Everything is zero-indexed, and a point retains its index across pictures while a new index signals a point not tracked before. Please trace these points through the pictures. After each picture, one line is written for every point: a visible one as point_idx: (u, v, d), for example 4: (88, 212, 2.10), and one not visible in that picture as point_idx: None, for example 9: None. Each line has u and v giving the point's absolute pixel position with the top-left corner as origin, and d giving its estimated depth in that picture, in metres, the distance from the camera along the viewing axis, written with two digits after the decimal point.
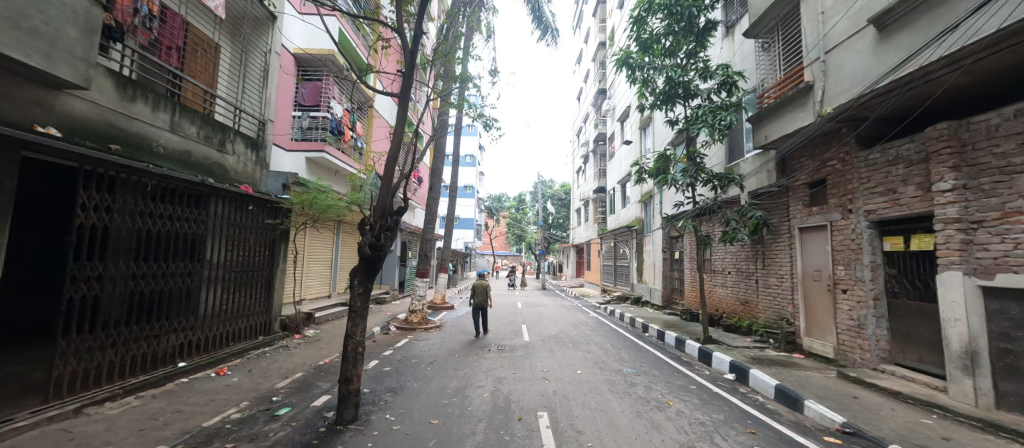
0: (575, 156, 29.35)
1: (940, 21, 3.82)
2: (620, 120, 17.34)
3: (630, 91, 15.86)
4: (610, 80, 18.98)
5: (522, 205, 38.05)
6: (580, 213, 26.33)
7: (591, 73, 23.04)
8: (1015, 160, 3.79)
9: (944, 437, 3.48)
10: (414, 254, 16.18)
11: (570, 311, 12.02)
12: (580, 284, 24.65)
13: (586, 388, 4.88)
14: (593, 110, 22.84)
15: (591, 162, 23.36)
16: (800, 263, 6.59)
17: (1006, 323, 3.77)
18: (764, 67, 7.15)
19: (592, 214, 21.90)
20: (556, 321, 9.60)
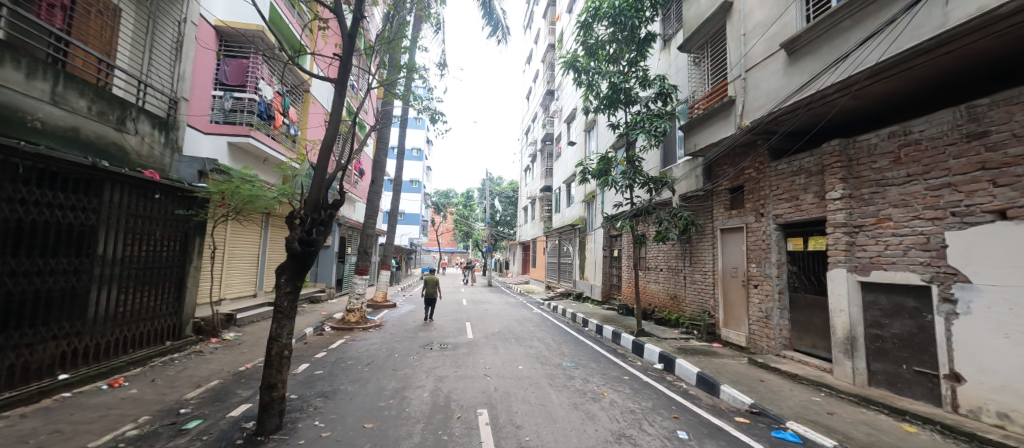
0: (524, 155, 29.72)
1: (835, 50, 4.41)
2: (567, 121, 17.83)
3: (577, 94, 16.41)
4: (558, 82, 19.50)
5: (471, 202, 37.81)
6: (527, 211, 26.76)
7: (540, 73, 23.43)
8: (888, 175, 4.50)
9: (829, 412, 4.05)
10: (355, 250, 15.34)
11: (515, 307, 12.18)
12: (526, 280, 25.06)
13: (527, 382, 4.97)
14: (541, 110, 23.27)
15: (538, 161, 23.83)
16: (721, 261, 7.25)
17: (878, 312, 4.49)
18: (694, 80, 7.74)
19: (538, 212, 22.37)
20: (499, 318, 9.64)
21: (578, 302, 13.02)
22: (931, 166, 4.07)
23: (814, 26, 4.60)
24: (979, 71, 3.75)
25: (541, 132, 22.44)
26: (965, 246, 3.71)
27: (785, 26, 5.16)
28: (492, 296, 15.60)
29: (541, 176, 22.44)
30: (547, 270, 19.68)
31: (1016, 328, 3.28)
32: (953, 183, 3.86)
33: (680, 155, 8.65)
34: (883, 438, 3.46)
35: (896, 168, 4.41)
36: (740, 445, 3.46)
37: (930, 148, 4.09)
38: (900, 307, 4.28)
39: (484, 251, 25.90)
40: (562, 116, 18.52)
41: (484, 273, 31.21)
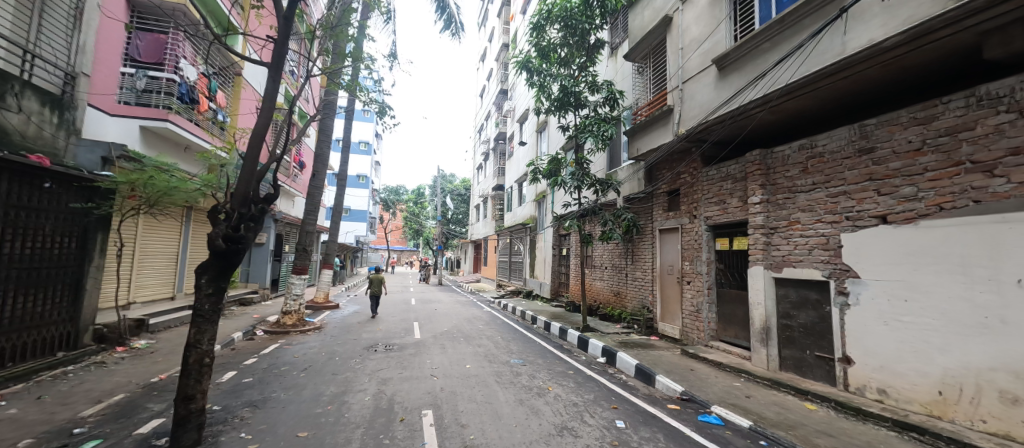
0: (476, 153, 29.59)
1: (756, 69, 4.90)
2: (519, 122, 18.04)
3: (529, 95, 16.64)
4: (511, 82, 19.64)
5: (423, 199, 36.94)
6: (479, 209, 26.71)
7: (494, 72, 23.53)
8: (797, 183, 5.08)
9: (747, 395, 4.50)
10: (293, 248, 14.33)
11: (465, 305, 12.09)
12: (476, 278, 24.99)
13: (474, 381, 4.97)
14: (495, 109, 23.33)
15: (491, 160, 23.85)
16: (659, 259, 7.72)
17: (789, 305, 5.05)
18: (638, 88, 8.17)
19: (490, 211, 22.41)
20: (448, 317, 9.52)
21: (528, 300, 13.24)
22: (831, 176, 4.66)
23: (740, 46, 5.06)
24: (868, 96, 4.39)
25: (494, 131, 22.48)
26: (855, 246, 4.30)
27: (716, 44, 5.62)
28: (442, 295, 15.37)
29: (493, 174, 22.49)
30: (498, 269, 19.78)
31: (892, 316, 3.91)
32: (847, 191, 4.46)
33: (625, 159, 9.08)
34: (790, 416, 3.93)
35: (805, 177, 4.97)
36: (672, 430, 3.73)
37: (830, 161, 4.69)
38: (805, 299, 4.85)
39: (435, 249, 25.37)
40: (515, 116, 18.69)
41: (435, 272, 30.67)
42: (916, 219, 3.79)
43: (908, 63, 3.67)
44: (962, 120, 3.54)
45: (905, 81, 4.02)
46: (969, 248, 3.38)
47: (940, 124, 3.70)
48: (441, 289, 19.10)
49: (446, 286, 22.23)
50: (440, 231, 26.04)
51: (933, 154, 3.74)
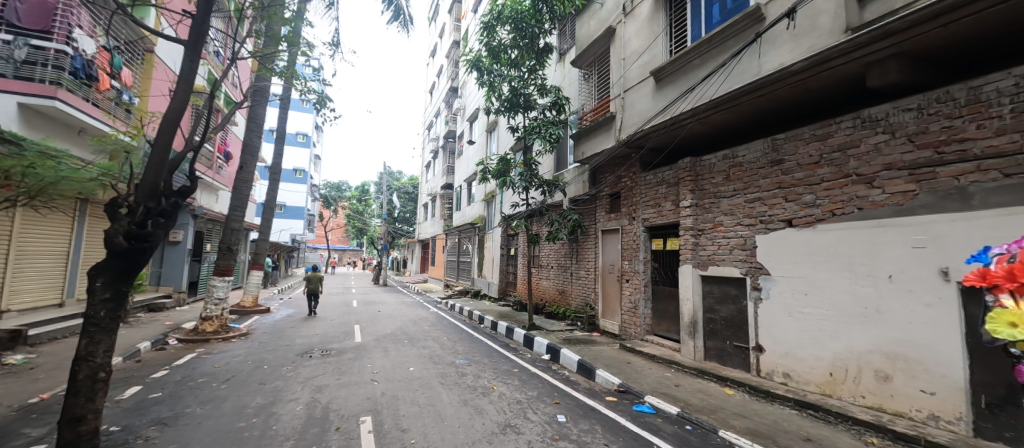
0: (424, 150, 28.89)
1: (688, 83, 5.31)
2: (469, 120, 17.90)
3: (480, 94, 16.61)
4: (462, 80, 19.47)
5: (369, 196, 35.33)
6: (427, 208, 26.11)
7: (444, 69, 23.13)
8: (720, 189, 5.57)
9: (676, 384, 4.87)
10: (215, 247, 12.96)
11: (411, 307, 11.75)
12: (423, 279, 24.42)
13: (418, 384, 4.85)
14: (444, 106, 22.96)
15: (440, 158, 23.42)
16: (601, 258, 8.08)
17: (713, 300, 5.54)
18: (583, 94, 8.48)
19: (439, 210, 22.01)
20: (392, 319, 9.20)
21: (475, 299, 13.19)
22: (748, 183, 5.18)
23: (674, 60, 5.46)
24: (779, 114, 4.96)
25: (444, 129, 22.14)
26: (766, 246, 4.83)
27: (653, 58, 6.00)
28: (387, 296, 14.82)
29: (442, 173, 22.14)
30: (445, 268, 19.52)
31: (795, 308, 4.45)
32: (761, 198, 4.98)
33: (571, 161, 9.37)
34: (712, 402, 4.32)
35: (727, 184, 5.47)
36: (609, 421, 3.92)
37: (748, 170, 5.21)
38: (726, 294, 5.35)
39: (380, 249, 24.36)
40: (465, 114, 18.56)
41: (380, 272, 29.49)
42: (814, 223, 4.35)
43: (810, 86, 4.22)
44: (850, 138, 4.15)
45: (807, 103, 4.62)
46: (854, 249, 3.96)
47: (834, 141, 4.29)
48: (387, 290, 18.39)
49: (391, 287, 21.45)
50: (386, 229, 25.09)
51: (829, 167, 4.32)
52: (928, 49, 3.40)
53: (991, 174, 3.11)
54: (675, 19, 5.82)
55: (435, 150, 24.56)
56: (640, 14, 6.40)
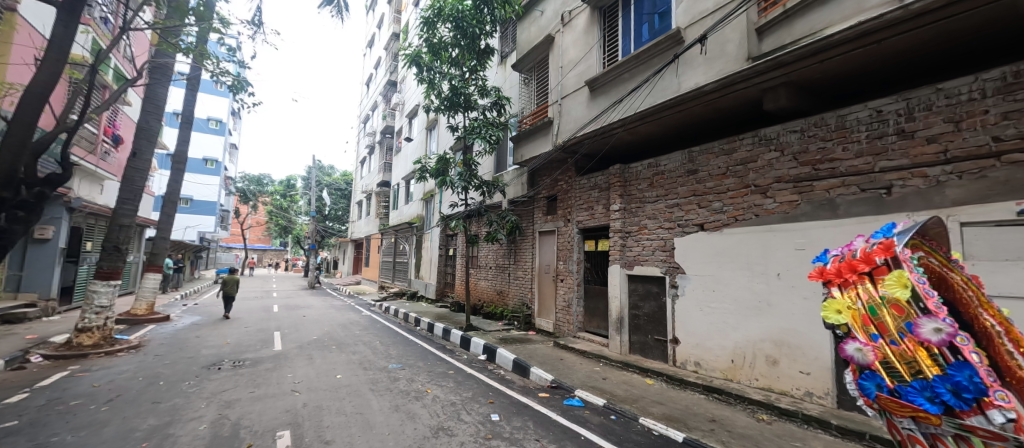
0: (360, 145, 27.36)
1: (619, 94, 5.69)
2: (408, 116, 17.31)
3: (420, 91, 16.18)
4: (401, 75, 18.80)
5: (297, 191, 32.63)
6: (362, 206, 24.76)
7: (383, 61, 22.16)
8: (645, 195, 6.02)
9: (604, 377, 5.18)
10: (97, 246, 11.02)
11: (340, 310, 11.05)
12: (357, 280, 23.13)
13: (345, 392, 4.58)
14: (383, 100, 21.98)
15: (377, 153, 22.36)
16: (538, 258, 8.29)
17: (637, 297, 5.98)
18: (523, 98, 8.64)
19: (375, 208, 21.00)
20: (318, 324, 8.58)
21: (411, 302, 12.80)
22: (668, 190, 5.66)
23: (607, 72, 5.80)
24: (694, 129, 5.52)
25: (381, 124, 21.20)
26: (683, 248, 5.31)
27: (588, 69, 6.33)
28: (314, 300, 13.81)
29: (378, 169, 21.16)
30: (380, 269, 18.69)
31: (705, 304, 4.96)
32: (679, 204, 5.47)
33: (511, 163, 9.51)
34: (634, 391, 4.67)
35: (651, 190, 5.91)
36: (541, 417, 4.04)
37: (668, 178, 5.69)
38: (649, 292, 5.80)
39: (307, 249, 22.54)
40: (404, 110, 17.95)
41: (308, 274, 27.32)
42: (721, 227, 4.89)
43: (719, 106, 4.77)
44: (750, 153, 4.74)
45: (717, 120, 5.20)
46: (752, 251, 4.54)
47: (737, 156, 4.87)
48: (315, 293, 17.13)
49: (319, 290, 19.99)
50: (315, 228, 23.36)
51: (733, 178, 4.87)
52: (808, 80, 4.05)
53: (852, 188, 3.87)
54: (607, 33, 6.19)
55: (371, 145, 23.39)
56: (576, 25, 6.71)
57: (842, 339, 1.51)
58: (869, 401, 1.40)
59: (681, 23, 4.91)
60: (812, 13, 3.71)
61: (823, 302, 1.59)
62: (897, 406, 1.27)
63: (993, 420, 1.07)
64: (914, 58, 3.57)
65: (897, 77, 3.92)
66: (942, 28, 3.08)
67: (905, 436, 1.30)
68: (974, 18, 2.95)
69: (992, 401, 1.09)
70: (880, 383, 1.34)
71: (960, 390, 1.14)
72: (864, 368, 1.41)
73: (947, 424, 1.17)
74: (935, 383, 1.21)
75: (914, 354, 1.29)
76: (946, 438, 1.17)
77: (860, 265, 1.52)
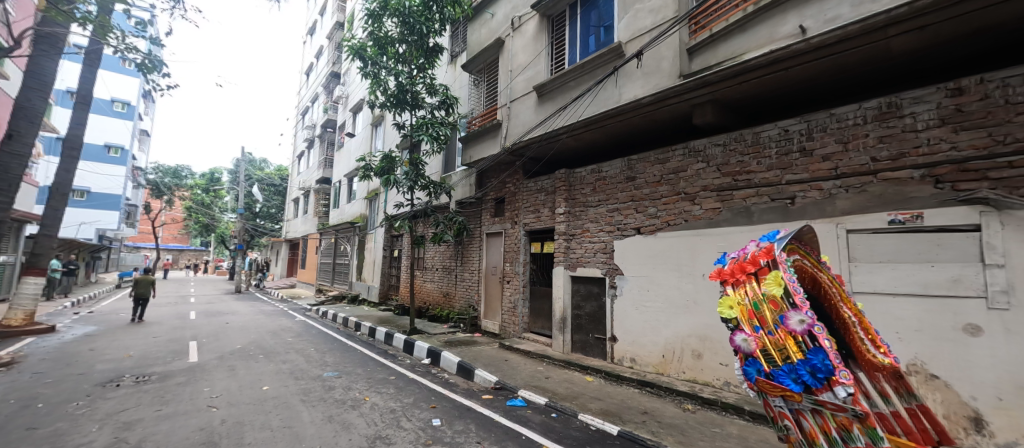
0: (298, 138, 25.54)
1: (564, 101, 5.88)
2: (352, 111, 16.48)
3: (364, 85, 15.52)
4: (345, 67, 17.89)
5: (225, 186, 29.70)
6: (299, 203, 23.10)
7: (325, 51, 20.94)
8: (588, 199, 6.27)
9: (547, 376, 5.32)
10: None
11: (270, 316, 10.21)
12: (292, 284, 21.52)
13: (272, 404, 4.24)
14: (324, 92, 20.74)
15: (317, 148, 21.01)
16: (485, 260, 8.30)
17: (579, 298, 6.21)
18: (473, 99, 8.60)
19: (314, 206, 19.70)
20: (243, 331, 7.86)
21: (352, 306, 12.19)
22: (609, 195, 5.94)
23: (555, 79, 5.97)
24: (633, 138, 5.84)
25: (322, 117, 20.00)
26: (622, 250, 5.60)
27: (536, 74, 6.46)
28: (240, 305, 12.63)
29: (318, 165, 19.93)
30: (318, 271, 17.57)
31: (641, 303, 5.27)
32: (619, 208, 5.77)
33: (459, 164, 9.43)
34: (575, 389, 4.83)
35: (594, 195, 6.17)
36: (483, 419, 4.04)
37: (609, 183, 5.97)
38: (590, 292, 6.05)
39: (234, 249, 20.49)
40: (347, 104, 17.09)
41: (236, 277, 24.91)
42: (655, 231, 5.23)
43: (654, 118, 5.11)
44: (681, 164, 5.12)
45: (653, 131, 5.56)
46: (681, 253, 4.90)
47: (670, 165, 5.23)
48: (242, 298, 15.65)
49: (247, 294, 18.29)
50: (244, 226, 21.40)
51: (667, 186, 5.23)
52: (729, 99, 4.48)
53: (764, 197, 4.33)
54: (555, 41, 6.38)
55: (310, 139, 21.94)
56: (526, 31, 6.83)
57: (731, 331, 1.77)
58: (749, 383, 1.69)
59: (623, 37, 5.19)
60: (733, 39, 4.12)
61: (718, 298, 1.84)
62: (771, 387, 1.56)
63: (838, 395, 1.40)
64: (813, 86, 4.11)
65: (799, 102, 4.49)
66: (835, 61, 3.60)
67: (777, 411, 1.63)
68: (857, 55, 3.49)
69: (837, 379, 1.40)
70: (759, 368, 1.62)
71: (816, 371, 1.44)
72: (748, 356, 1.67)
73: (806, 400, 1.50)
74: (798, 366, 1.50)
75: (785, 342, 1.58)
76: (806, 411, 1.53)
77: (749, 267, 1.79)
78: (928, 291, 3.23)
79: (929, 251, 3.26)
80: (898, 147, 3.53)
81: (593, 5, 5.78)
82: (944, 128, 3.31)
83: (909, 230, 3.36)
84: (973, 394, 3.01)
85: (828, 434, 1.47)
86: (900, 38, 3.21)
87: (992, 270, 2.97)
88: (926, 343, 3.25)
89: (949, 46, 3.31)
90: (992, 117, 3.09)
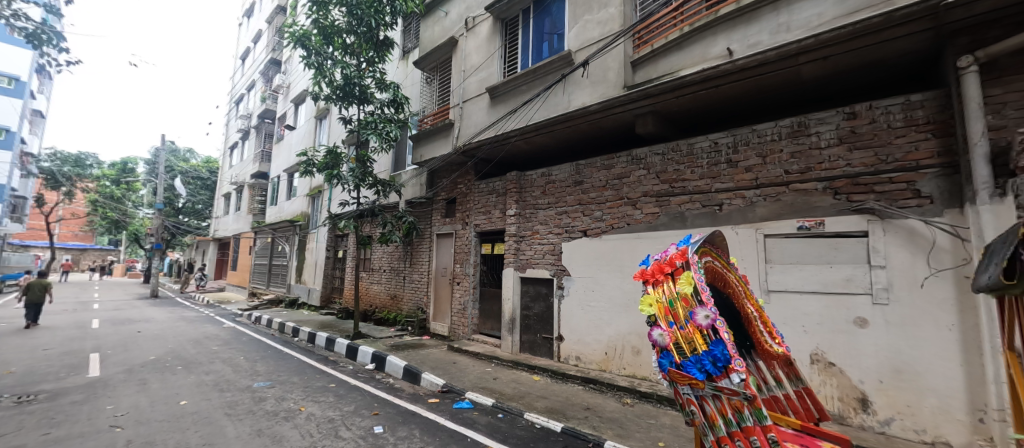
0: (231, 128, 23.45)
1: (516, 104, 5.96)
2: (294, 102, 15.47)
3: (308, 75, 14.65)
4: (287, 55, 16.77)
5: (143, 177, 26.48)
6: (231, 199, 21.21)
7: (264, 36, 19.47)
8: (538, 202, 6.39)
9: (494, 377, 5.34)
10: None
11: (193, 323, 9.26)
12: (222, 287, 19.67)
13: (191, 420, 3.85)
14: (263, 80, 19.27)
15: (253, 140, 19.44)
16: (435, 261, 8.16)
17: (529, 299, 6.31)
18: (425, 97, 8.43)
19: (248, 203, 18.18)
20: (158, 341, 7.05)
21: (290, 310, 11.42)
22: (558, 198, 6.10)
23: (508, 81, 6.03)
24: (581, 144, 6.06)
25: (258, 106, 18.57)
26: (569, 252, 5.77)
27: (490, 76, 6.49)
28: (156, 311, 11.31)
29: (254, 158, 18.44)
30: (252, 273, 16.22)
31: (586, 303, 5.47)
32: (567, 211, 5.94)
33: (409, 162, 9.20)
34: (521, 389, 4.90)
35: (544, 198, 6.30)
36: (428, 424, 3.97)
37: (558, 187, 6.14)
38: (538, 293, 6.19)
39: (151, 249, 18.29)
40: (288, 94, 16.03)
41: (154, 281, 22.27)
42: (600, 234, 5.46)
43: (601, 126, 5.34)
44: (624, 170, 5.39)
45: (599, 138, 5.80)
46: (623, 255, 5.16)
47: (615, 171, 5.49)
48: (160, 303, 14.00)
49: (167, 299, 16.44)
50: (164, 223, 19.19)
51: (611, 191, 5.48)
52: (668, 111, 4.80)
53: (696, 203, 4.67)
54: (508, 45, 6.45)
55: (245, 129, 20.24)
56: (480, 32, 6.82)
57: (650, 326, 1.88)
58: (662, 374, 1.83)
59: (573, 46, 5.37)
60: (671, 55, 4.40)
61: (640, 296, 1.94)
62: (681, 377, 1.72)
63: (733, 381, 1.60)
64: (737, 104, 4.54)
65: (727, 118, 4.93)
66: (756, 83, 4.00)
67: (685, 398, 1.80)
68: (774, 79, 3.90)
69: (733, 367, 1.61)
70: (672, 360, 1.75)
71: (716, 360, 1.63)
72: (663, 349, 1.80)
73: (708, 387, 1.68)
74: (703, 356, 1.67)
75: (694, 335, 1.71)
76: (710, 397, 1.70)
77: (666, 268, 1.92)
78: (827, 288, 3.68)
79: (829, 253, 3.72)
80: (806, 163, 3.97)
81: (546, 12, 5.92)
82: (842, 146, 3.79)
83: (813, 235, 3.81)
84: (861, 378, 3.47)
85: (725, 415, 1.67)
86: (809, 65, 3.63)
87: (876, 270, 3.46)
88: (825, 335, 3.68)
89: (846, 75, 3.81)
90: (878, 138, 3.60)
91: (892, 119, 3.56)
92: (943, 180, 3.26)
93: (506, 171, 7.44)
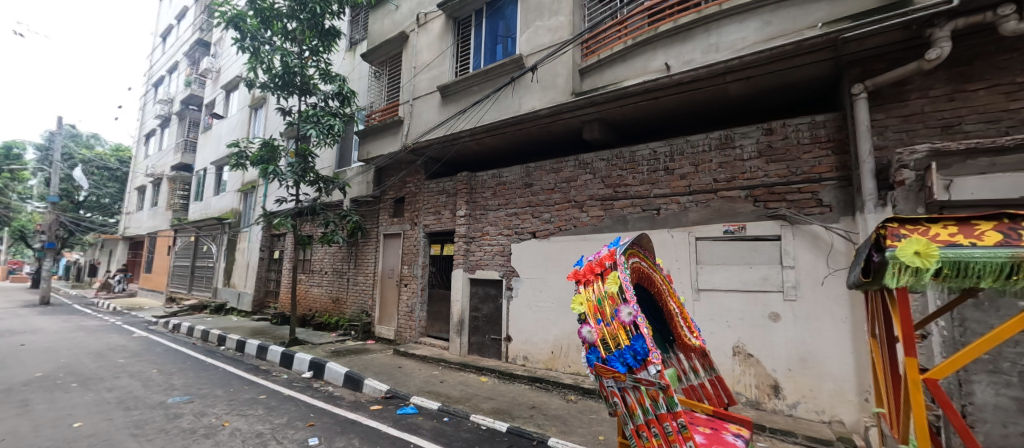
0: (148, 113, 20.94)
1: (468, 104, 5.92)
2: (224, 88, 14.17)
3: (242, 61, 13.53)
4: (218, 37, 15.36)
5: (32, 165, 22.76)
6: (146, 192, 18.90)
7: (190, 14, 17.68)
8: (488, 203, 6.40)
9: (441, 380, 5.27)
10: None
11: (94, 333, 8.12)
12: (133, 292, 17.44)
13: (88, 443, 3.39)
14: (188, 62, 17.46)
15: (175, 127, 17.51)
16: (381, 263, 7.87)
17: (478, 300, 6.30)
18: (373, 92, 8.12)
19: (168, 198, 16.33)
20: (46, 355, 6.10)
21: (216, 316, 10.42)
22: (508, 200, 6.16)
23: (460, 81, 5.98)
24: (532, 147, 6.17)
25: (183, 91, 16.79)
26: (519, 253, 5.84)
27: (441, 74, 6.40)
28: (47, 321, 9.77)
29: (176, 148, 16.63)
30: (171, 276, 14.59)
31: (534, 304, 5.57)
32: (516, 213, 6.01)
33: (354, 159, 8.81)
34: (468, 390, 4.88)
35: (494, 199, 6.32)
36: (369, 432, 3.82)
37: (508, 188, 6.20)
38: (487, 294, 6.20)
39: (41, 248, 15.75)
40: (218, 80, 14.66)
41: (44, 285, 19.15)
42: (549, 235, 5.59)
43: (551, 130, 5.47)
44: (572, 174, 5.56)
45: (548, 142, 5.94)
46: (569, 256, 5.33)
47: (563, 174, 5.65)
48: (52, 312, 12.09)
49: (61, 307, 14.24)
50: (58, 219, 16.60)
51: (560, 193, 5.63)
52: (613, 119, 5.03)
53: (637, 207, 4.94)
54: (461, 44, 6.40)
55: (166, 115, 18.18)
56: (432, 29, 6.71)
57: (580, 324, 1.98)
58: (590, 368, 1.92)
59: (524, 50, 5.45)
60: (616, 66, 4.61)
61: (573, 296, 2.07)
62: (605, 370, 1.80)
63: (650, 372, 1.71)
64: (673, 116, 4.88)
65: (664, 128, 5.28)
66: (690, 97, 4.33)
67: (609, 391, 1.86)
68: (706, 94, 4.24)
69: (650, 360, 1.72)
70: (598, 355, 1.85)
71: (636, 354, 1.73)
72: (591, 344, 1.90)
73: (629, 379, 1.77)
74: (625, 350, 1.76)
75: (618, 331, 1.81)
76: (631, 389, 1.79)
77: (597, 268, 2.03)
78: (748, 287, 4.06)
79: (750, 255, 4.10)
80: (732, 172, 4.35)
81: (500, 15, 5.96)
82: (761, 159, 4.20)
83: (737, 238, 4.18)
84: (774, 366, 3.87)
85: (643, 405, 1.75)
86: (734, 84, 3.99)
87: (788, 270, 3.87)
88: (745, 329, 4.04)
89: (766, 95, 4.23)
90: (790, 153, 4.04)
91: (801, 136, 4.01)
92: (840, 191, 3.74)
93: (456, 170, 7.37)
